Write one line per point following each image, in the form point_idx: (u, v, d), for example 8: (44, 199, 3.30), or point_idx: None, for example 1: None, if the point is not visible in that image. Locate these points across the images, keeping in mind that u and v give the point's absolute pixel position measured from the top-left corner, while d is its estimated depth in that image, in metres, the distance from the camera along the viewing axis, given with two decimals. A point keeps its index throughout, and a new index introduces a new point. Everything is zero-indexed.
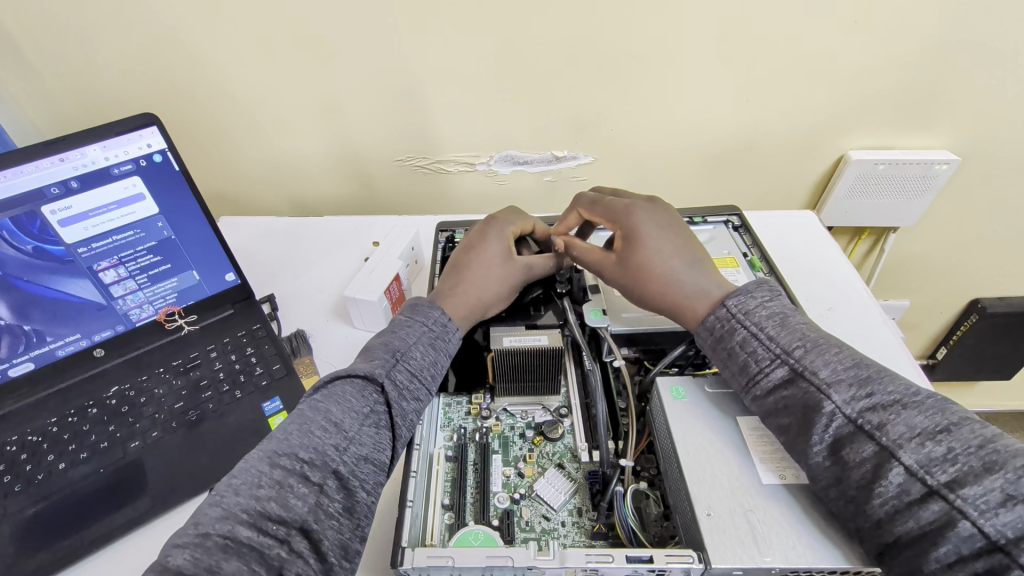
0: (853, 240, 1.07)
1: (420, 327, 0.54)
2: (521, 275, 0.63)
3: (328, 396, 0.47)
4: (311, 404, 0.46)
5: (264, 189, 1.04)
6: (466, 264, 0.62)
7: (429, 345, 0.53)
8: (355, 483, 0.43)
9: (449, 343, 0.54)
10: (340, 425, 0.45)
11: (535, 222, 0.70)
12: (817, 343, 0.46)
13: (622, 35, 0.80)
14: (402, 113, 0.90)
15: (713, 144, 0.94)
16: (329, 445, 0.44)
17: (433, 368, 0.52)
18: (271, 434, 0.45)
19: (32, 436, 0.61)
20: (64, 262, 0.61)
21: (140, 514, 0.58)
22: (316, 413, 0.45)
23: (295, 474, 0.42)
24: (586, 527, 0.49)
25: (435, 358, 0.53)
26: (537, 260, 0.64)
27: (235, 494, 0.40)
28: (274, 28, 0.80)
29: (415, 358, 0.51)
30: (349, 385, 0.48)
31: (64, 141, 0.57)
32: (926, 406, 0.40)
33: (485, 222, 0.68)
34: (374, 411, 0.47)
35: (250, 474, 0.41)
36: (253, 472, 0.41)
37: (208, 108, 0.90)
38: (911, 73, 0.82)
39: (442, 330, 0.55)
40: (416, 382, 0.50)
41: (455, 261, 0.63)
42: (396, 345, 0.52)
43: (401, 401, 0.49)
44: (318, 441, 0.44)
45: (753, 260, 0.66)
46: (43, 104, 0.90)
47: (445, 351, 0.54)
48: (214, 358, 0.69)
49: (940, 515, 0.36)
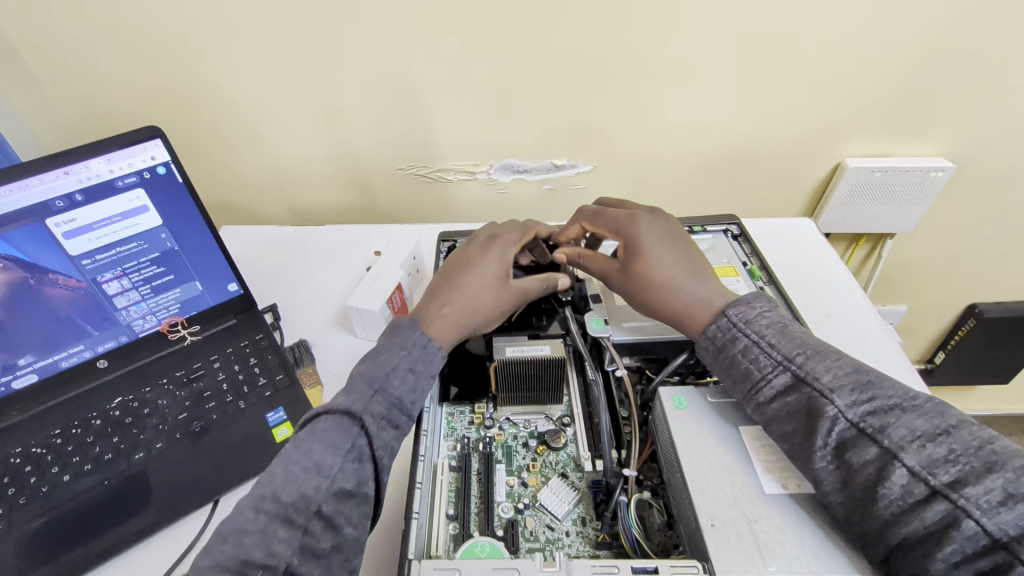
0: (851, 246, 1.08)
1: (399, 353, 0.53)
2: (514, 299, 0.61)
3: (312, 433, 0.46)
4: (294, 444, 0.46)
5: (265, 197, 1.04)
6: (459, 282, 0.60)
7: (407, 370, 0.52)
8: (340, 521, 0.44)
9: (429, 365, 0.54)
10: (320, 465, 0.44)
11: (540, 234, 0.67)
12: (817, 350, 0.46)
13: (621, 43, 0.81)
14: (402, 121, 0.91)
15: (711, 152, 0.94)
16: (311, 488, 0.43)
17: (413, 394, 0.51)
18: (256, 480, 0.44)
19: (36, 448, 0.61)
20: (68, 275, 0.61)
21: (144, 527, 0.58)
22: (299, 454, 0.45)
23: (279, 519, 0.42)
24: (590, 537, 0.50)
25: (414, 384, 0.52)
26: (532, 284, 0.62)
27: (224, 542, 0.41)
28: (275, 38, 0.81)
29: (394, 387, 0.51)
30: (329, 421, 0.47)
31: (68, 155, 0.57)
32: (926, 410, 0.40)
33: (488, 236, 0.65)
34: (356, 444, 0.46)
35: (237, 522, 0.42)
36: (239, 520, 0.42)
37: (209, 117, 0.91)
38: (907, 79, 0.83)
39: (422, 353, 0.54)
40: (394, 411, 0.50)
41: (449, 276, 0.62)
42: (374, 375, 0.51)
43: (382, 432, 0.48)
44: (301, 484, 0.43)
45: (753, 269, 0.67)
46: (44, 114, 0.90)
47: (426, 373, 0.53)
48: (217, 368, 0.69)
49: (944, 516, 0.36)
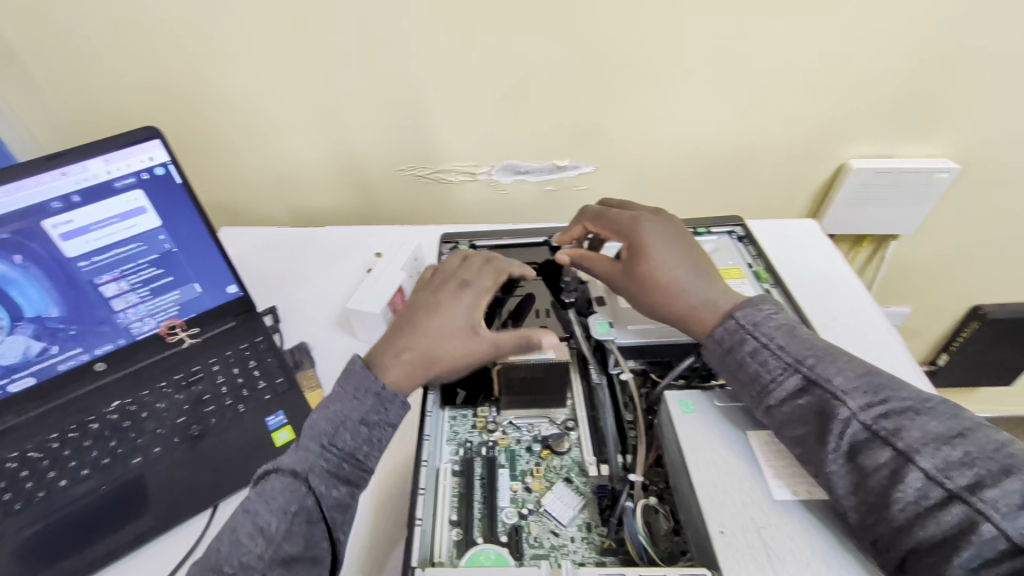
0: (854, 248, 1.07)
1: (352, 401, 0.50)
2: (482, 350, 0.54)
3: (259, 494, 0.46)
4: (242, 506, 0.46)
5: (265, 199, 1.03)
6: (419, 329, 0.55)
7: (359, 422, 0.49)
8: None
9: (385, 413, 0.50)
10: (264, 529, 0.44)
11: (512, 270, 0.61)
12: (827, 352, 0.46)
13: (623, 43, 0.80)
14: (402, 122, 0.90)
15: (714, 153, 0.94)
16: (254, 555, 0.43)
17: (366, 446, 0.49)
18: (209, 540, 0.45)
19: (32, 453, 0.60)
20: (66, 278, 0.61)
21: (141, 533, 0.57)
22: (246, 517, 0.45)
23: None
24: (595, 543, 0.49)
25: (367, 436, 0.49)
26: (503, 333, 0.54)
27: None
28: (275, 38, 0.80)
29: (345, 442, 0.48)
30: (276, 482, 0.46)
31: (65, 155, 0.56)
32: (940, 412, 0.40)
33: (455, 276, 0.60)
34: (302, 508, 0.45)
35: None
36: None
37: (209, 118, 0.90)
38: (913, 79, 0.82)
39: (376, 403, 0.50)
40: (344, 466, 0.48)
41: (411, 320, 0.57)
42: (323, 429, 0.48)
43: (332, 490, 0.47)
44: (245, 551, 0.43)
45: (759, 271, 0.66)
46: (42, 115, 0.89)
47: (383, 423, 0.50)
48: (216, 371, 0.69)
49: (961, 520, 0.36)
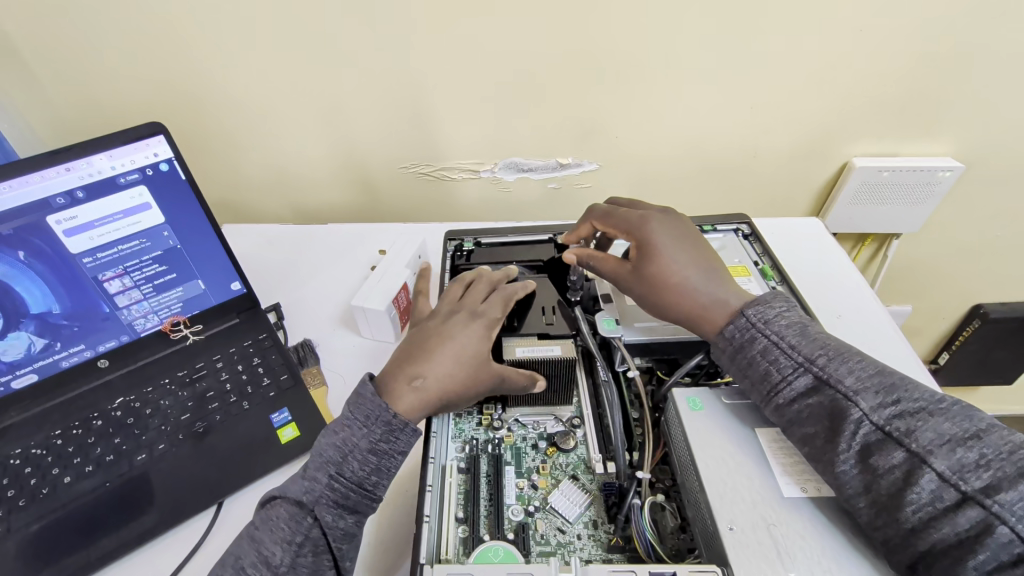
0: (857, 246, 1.07)
1: (361, 429, 0.48)
2: (489, 384, 0.52)
3: (265, 522, 0.46)
4: (248, 532, 0.46)
5: (267, 195, 1.03)
6: (425, 359, 0.53)
7: (368, 450, 0.48)
8: None
9: (395, 444, 0.49)
10: (269, 561, 0.44)
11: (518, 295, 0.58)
12: (839, 351, 0.46)
13: (628, 40, 0.80)
14: (405, 119, 0.90)
15: (718, 151, 0.93)
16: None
17: (375, 475, 0.48)
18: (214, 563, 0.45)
19: (36, 449, 0.60)
20: (69, 274, 0.60)
21: (146, 531, 0.57)
22: (250, 546, 0.45)
23: None
24: (602, 541, 0.49)
25: (376, 465, 0.48)
26: (513, 371, 0.53)
27: None
28: (280, 35, 0.80)
29: (353, 471, 0.47)
30: (282, 511, 0.46)
31: (69, 151, 0.56)
32: (953, 413, 0.40)
33: (460, 305, 0.57)
34: (308, 539, 0.45)
35: None
36: None
37: (213, 115, 0.90)
38: (918, 78, 0.82)
39: (386, 432, 0.48)
40: (352, 496, 0.47)
41: (415, 349, 0.54)
42: (331, 457, 0.47)
43: (338, 521, 0.46)
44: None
45: (765, 269, 0.66)
46: (43, 109, 0.89)
47: (392, 452, 0.49)
48: (220, 368, 0.68)
49: (976, 522, 0.36)
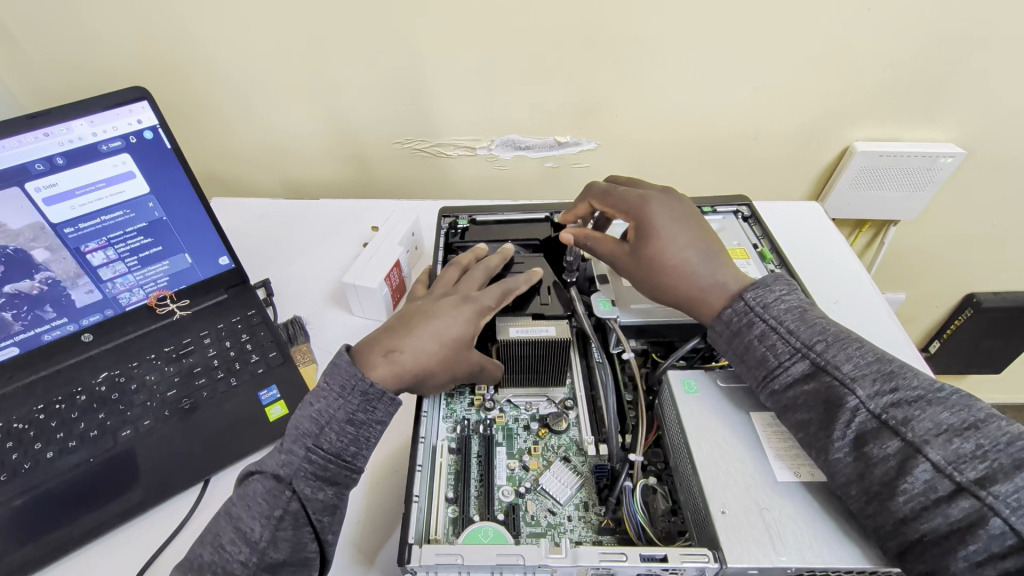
0: (855, 231, 1.06)
1: (337, 400, 0.47)
2: (467, 370, 0.52)
3: (242, 498, 0.45)
4: (226, 509, 0.45)
5: (259, 171, 1.01)
6: (407, 334, 0.51)
7: (345, 421, 0.47)
8: None
9: (372, 414, 0.48)
10: (248, 537, 0.43)
11: (515, 290, 0.56)
12: (838, 337, 0.45)
13: (629, 15, 0.77)
14: (400, 93, 0.87)
15: (717, 134, 0.92)
16: (238, 561, 0.43)
17: (354, 446, 0.47)
18: (195, 541, 0.46)
19: (18, 424, 0.59)
20: (21, 257, 0.57)
21: (131, 507, 0.57)
22: (228, 522, 0.45)
23: None
24: (592, 522, 0.48)
25: (354, 435, 0.47)
26: (490, 362, 0.53)
27: None
28: (270, 3, 0.76)
29: (331, 442, 0.46)
30: (261, 485, 0.45)
31: (48, 115, 0.53)
32: (952, 402, 0.39)
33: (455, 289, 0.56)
34: (287, 513, 0.44)
35: None
36: None
37: (200, 84, 0.86)
38: (924, 62, 0.80)
39: (363, 401, 0.47)
40: (330, 468, 0.46)
41: (401, 323, 0.53)
42: (307, 430, 0.46)
43: (317, 493, 0.45)
44: (229, 557, 0.43)
45: (764, 252, 0.65)
46: (23, 75, 0.85)
47: (371, 422, 0.48)
48: (208, 344, 0.67)
49: (969, 512, 0.36)
